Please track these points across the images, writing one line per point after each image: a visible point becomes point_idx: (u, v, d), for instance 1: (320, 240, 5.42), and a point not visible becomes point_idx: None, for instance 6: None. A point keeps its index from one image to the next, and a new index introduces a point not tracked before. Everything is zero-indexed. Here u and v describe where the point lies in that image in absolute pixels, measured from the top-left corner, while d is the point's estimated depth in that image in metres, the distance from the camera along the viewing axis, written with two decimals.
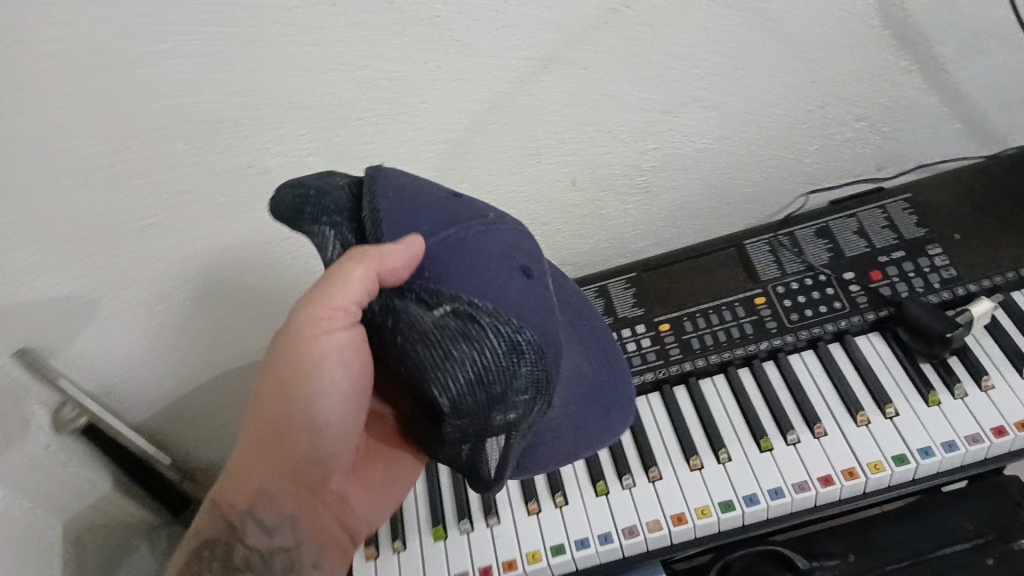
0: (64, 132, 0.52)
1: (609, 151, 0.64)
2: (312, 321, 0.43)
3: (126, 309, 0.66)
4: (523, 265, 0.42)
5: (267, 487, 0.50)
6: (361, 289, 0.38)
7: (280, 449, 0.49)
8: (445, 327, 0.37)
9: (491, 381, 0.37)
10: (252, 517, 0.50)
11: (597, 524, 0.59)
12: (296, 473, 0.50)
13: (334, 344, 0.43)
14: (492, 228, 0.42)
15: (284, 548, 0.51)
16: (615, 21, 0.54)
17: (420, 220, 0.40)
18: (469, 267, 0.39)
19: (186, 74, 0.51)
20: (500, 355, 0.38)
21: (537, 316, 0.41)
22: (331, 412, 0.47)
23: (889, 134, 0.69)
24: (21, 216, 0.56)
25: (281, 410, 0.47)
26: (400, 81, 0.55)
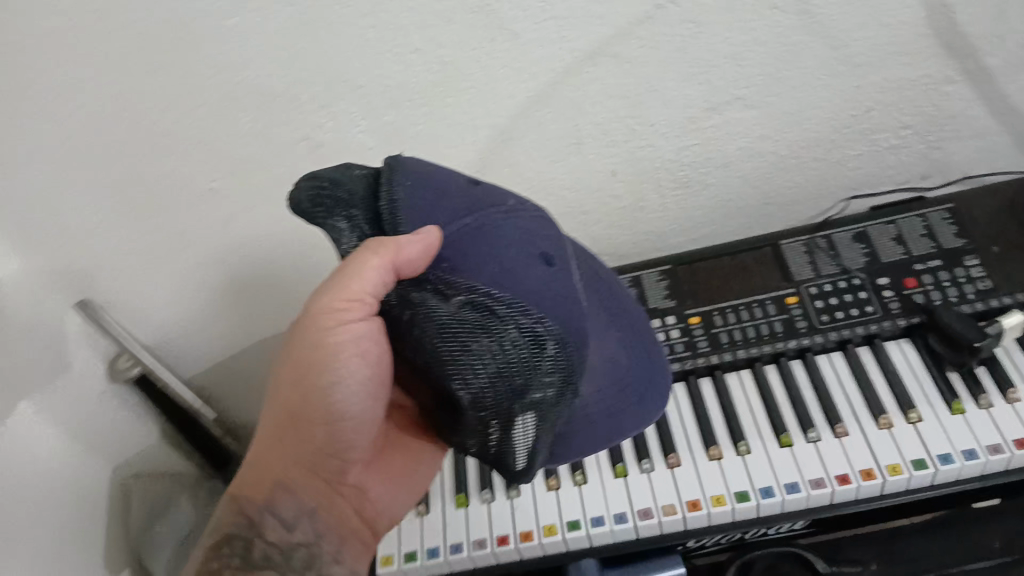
0: (136, 97, 0.55)
1: (651, 144, 0.66)
2: (331, 315, 0.48)
3: (184, 268, 0.70)
4: (544, 251, 0.45)
5: (286, 481, 0.53)
6: (377, 278, 0.43)
7: (301, 440, 0.53)
8: (462, 320, 0.41)
9: (509, 371, 0.41)
10: (271, 510, 0.53)
11: (614, 504, 0.61)
12: (316, 463, 0.54)
13: (350, 333, 0.48)
14: (513, 218, 0.45)
15: (304, 543, 0.53)
16: (661, 17, 0.56)
17: (439, 210, 0.43)
18: (487, 254, 0.42)
19: (250, 49, 0.54)
20: (518, 345, 0.41)
21: (559, 301, 0.43)
22: (348, 398, 0.51)
23: (935, 143, 0.69)
24: (93, 173, 0.60)
25: (303, 399, 0.52)
26: (450, 66, 0.57)
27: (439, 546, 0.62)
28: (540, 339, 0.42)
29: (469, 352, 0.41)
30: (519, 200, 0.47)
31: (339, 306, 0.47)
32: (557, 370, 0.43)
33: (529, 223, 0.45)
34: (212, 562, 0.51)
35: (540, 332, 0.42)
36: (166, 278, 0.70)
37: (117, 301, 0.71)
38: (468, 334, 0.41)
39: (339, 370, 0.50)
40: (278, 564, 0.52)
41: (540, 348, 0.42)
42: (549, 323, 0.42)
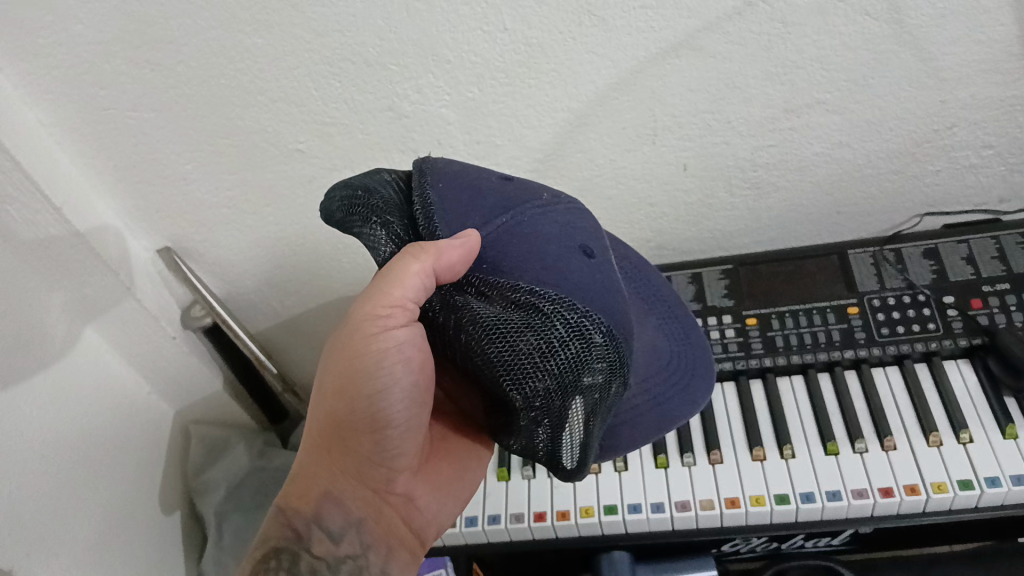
0: (237, 55, 0.58)
1: (725, 142, 0.66)
2: (375, 323, 0.47)
3: (260, 224, 0.73)
4: (583, 244, 0.46)
5: (333, 493, 0.53)
6: (417, 285, 0.42)
7: (346, 452, 0.52)
8: (508, 320, 0.41)
9: (566, 370, 0.42)
10: (318, 523, 0.53)
11: (652, 493, 0.62)
12: (363, 475, 0.53)
13: (395, 341, 0.47)
14: (549, 212, 0.46)
15: (351, 555, 0.53)
16: (750, 14, 0.56)
17: (476, 208, 0.45)
18: (526, 252, 0.43)
19: (347, 15, 0.56)
20: (567, 341, 0.42)
21: (602, 292, 0.44)
22: (392, 407, 0.50)
23: (1017, 166, 0.68)
24: (186, 121, 0.63)
25: (345, 411, 0.51)
26: (536, 46, 0.58)
27: (477, 516, 0.64)
28: (587, 333, 0.42)
29: (520, 355, 0.41)
30: (551, 197, 0.48)
31: (383, 314, 0.46)
32: (604, 364, 0.43)
33: (563, 220, 0.46)
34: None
35: (585, 326, 0.42)
36: (242, 230, 0.73)
37: (195, 246, 0.75)
38: (518, 337, 0.41)
39: (384, 380, 0.49)
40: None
41: (590, 344, 0.42)
42: (596, 314, 0.42)
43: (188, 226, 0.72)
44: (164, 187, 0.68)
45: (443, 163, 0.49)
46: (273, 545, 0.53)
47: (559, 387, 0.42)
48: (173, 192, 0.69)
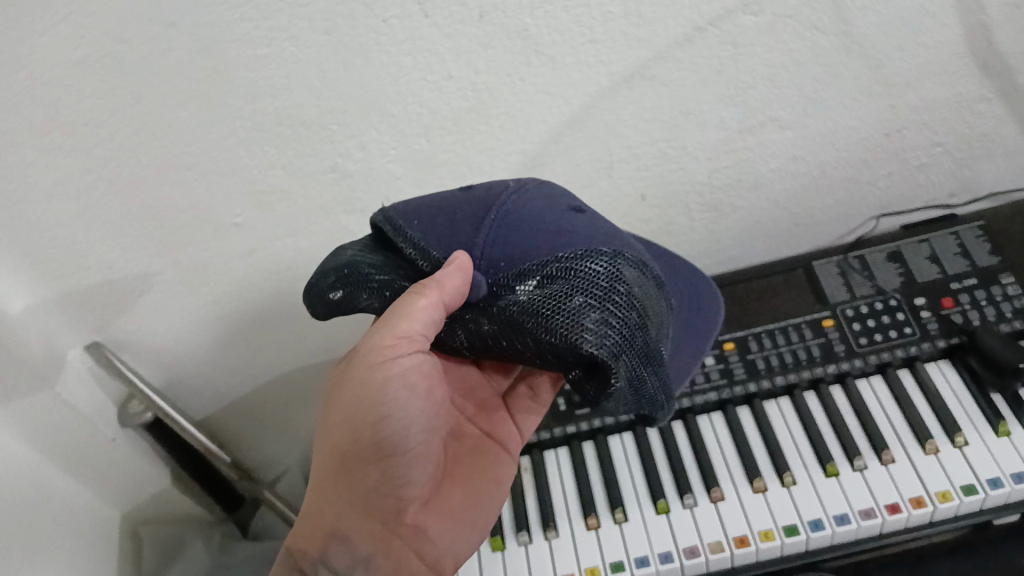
0: (160, 131, 0.53)
1: (681, 167, 0.65)
2: (378, 353, 0.48)
3: (200, 303, 0.68)
4: (569, 209, 0.46)
5: (340, 529, 0.51)
6: (426, 317, 0.42)
7: (353, 483, 0.51)
8: (547, 293, 0.41)
9: (628, 323, 0.41)
10: (325, 562, 0.50)
11: (658, 544, 0.59)
12: (370, 504, 0.51)
13: (401, 368, 0.49)
14: (524, 191, 0.47)
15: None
16: (700, 39, 0.54)
17: (461, 222, 0.45)
18: (528, 232, 0.43)
19: (281, 79, 0.52)
20: (609, 282, 0.41)
21: (611, 239, 0.45)
22: (398, 431, 0.50)
23: (964, 160, 0.69)
24: (111, 206, 0.57)
25: (350, 441, 0.50)
26: (483, 91, 0.55)
27: None
28: (619, 268, 0.42)
29: (588, 318, 0.40)
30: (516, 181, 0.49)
31: (385, 345, 0.47)
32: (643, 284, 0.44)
33: (535, 195, 0.47)
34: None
35: (614, 263, 0.42)
36: (182, 311, 0.68)
37: (129, 334, 0.68)
38: (576, 303, 0.40)
39: (387, 404, 0.49)
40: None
41: (631, 283, 0.43)
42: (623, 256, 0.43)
43: (121, 315, 0.66)
44: (91, 282, 0.62)
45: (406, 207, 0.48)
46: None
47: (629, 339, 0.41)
48: (95, 285, 0.62)
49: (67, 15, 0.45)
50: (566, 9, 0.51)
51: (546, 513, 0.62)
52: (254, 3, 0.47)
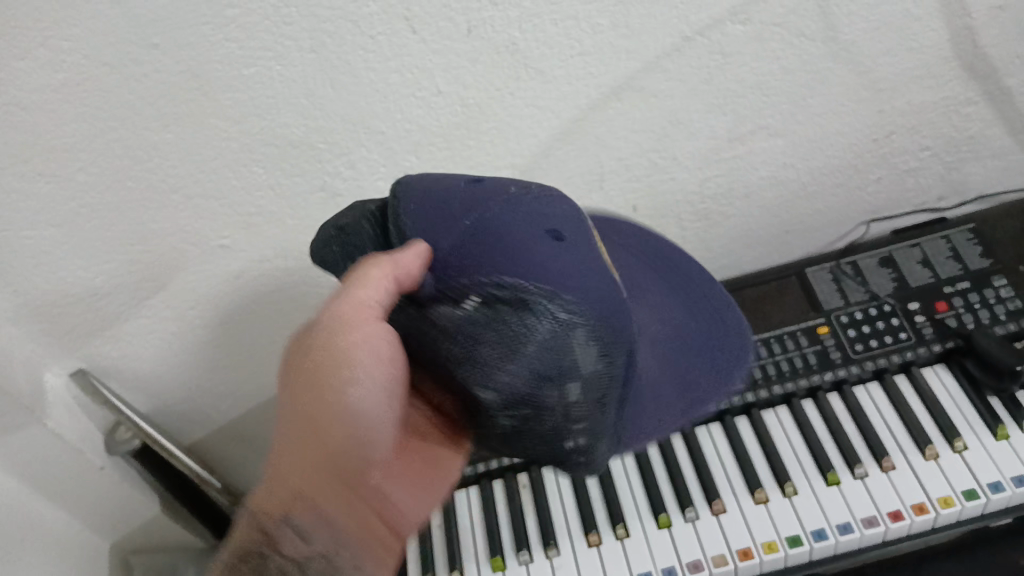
0: (145, 154, 0.52)
1: (672, 177, 0.64)
2: (351, 309, 0.42)
3: (188, 328, 0.67)
4: (548, 228, 0.41)
5: (300, 495, 0.44)
6: (376, 290, 0.40)
7: (314, 449, 0.44)
8: (476, 321, 0.37)
9: (551, 390, 0.38)
10: (289, 523, 0.44)
11: (661, 558, 0.58)
12: (333, 471, 0.44)
13: (379, 328, 0.43)
14: (517, 203, 0.42)
15: (321, 558, 0.45)
16: (689, 49, 0.54)
17: (444, 217, 0.41)
18: (499, 245, 0.39)
19: (267, 99, 0.51)
20: (546, 344, 0.38)
21: (575, 273, 0.40)
22: (366, 399, 0.44)
23: (952, 164, 0.70)
24: (95, 232, 0.56)
25: (314, 403, 0.44)
26: (472, 106, 0.55)
27: None
28: (568, 333, 0.38)
29: (495, 363, 0.37)
30: (523, 186, 0.45)
31: (354, 309, 0.42)
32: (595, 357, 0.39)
33: (519, 209, 0.42)
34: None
35: (568, 326, 0.38)
36: (168, 336, 0.67)
37: (115, 360, 0.67)
38: (496, 344, 0.37)
39: (358, 367, 0.43)
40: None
41: (574, 349, 0.38)
42: (585, 318, 0.39)
43: (105, 341, 0.65)
44: (71, 310, 0.61)
45: (418, 192, 0.44)
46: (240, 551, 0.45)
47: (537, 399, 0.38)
48: (78, 314, 0.61)
49: (44, 39, 0.44)
50: (555, 22, 0.50)
51: (546, 531, 0.61)
52: (238, 23, 0.46)
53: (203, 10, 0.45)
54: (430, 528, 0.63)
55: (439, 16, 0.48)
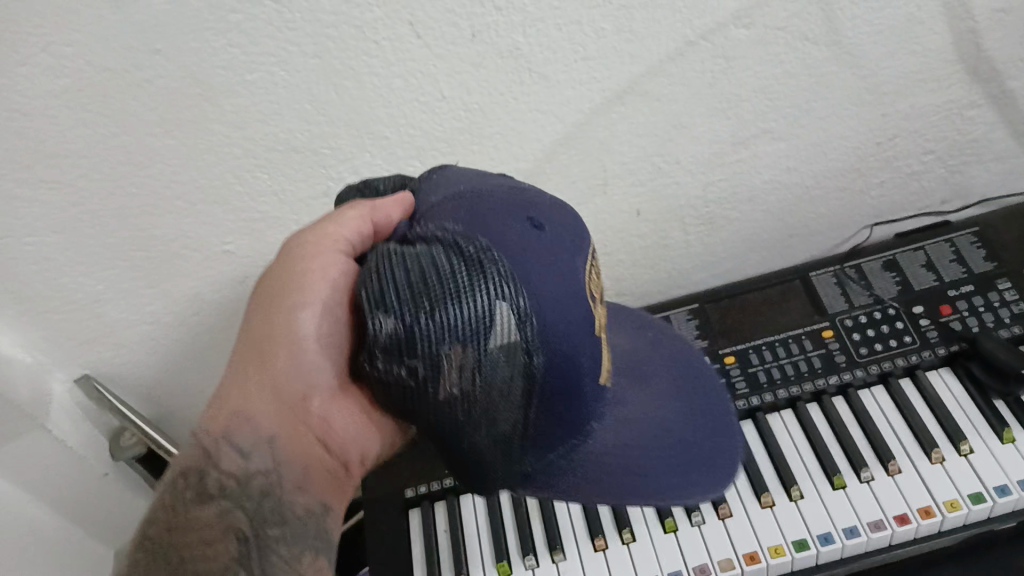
0: (149, 160, 0.52)
1: (676, 182, 0.64)
2: (314, 241, 0.45)
3: (192, 336, 0.67)
4: (533, 216, 0.42)
5: (243, 407, 0.45)
6: (352, 234, 0.45)
7: (263, 366, 0.45)
8: (400, 259, 0.38)
9: (446, 339, 0.36)
10: (228, 440, 0.45)
11: (667, 563, 0.58)
12: (275, 385, 0.45)
13: (328, 262, 0.45)
14: (520, 196, 0.44)
15: (260, 472, 0.44)
16: (692, 54, 0.54)
17: (442, 195, 0.44)
18: (471, 211, 0.42)
19: (270, 105, 0.51)
20: (457, 294, 0.37)
21: (531, 254, 0.40)
22: (313, 322, 0.44)
23: (955, 167, 0.70)
24: (98, 238, 0.56)
25: (268, 323, 0.46)
26: (476, 111, 0.55)
27: None
28: (486, 291, 0.37)
29: (394, 292, 0.36)
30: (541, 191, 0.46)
31: (318, 241, 0.45)
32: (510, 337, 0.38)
33: (518, 195, 0.44)
34: (172, 497, 0.45)
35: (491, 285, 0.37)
36: (171, 344, 0.66)
37: (117, 366, 0.67)
38: (404, 280, 0.37)
39: (308, 290, 0.44)
40: (236, 493, 0.44)
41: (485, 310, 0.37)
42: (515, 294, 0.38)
43: (109, 347, 0.65)
44: (73, 316, 0.61)
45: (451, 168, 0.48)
46: (184, 467, 0.46)
47: (426, 344, 0.36)
48: (81, 320, 0.61)
49: (47, 45, 0.44)
50: (558, 27, 0.50)
51: (552, 536, 0.60)
52: (242, 28, 0.46)
53: (207, 17, 0.45)
54: (434, 531, 0.62)
55: (443, 21, 0.48)
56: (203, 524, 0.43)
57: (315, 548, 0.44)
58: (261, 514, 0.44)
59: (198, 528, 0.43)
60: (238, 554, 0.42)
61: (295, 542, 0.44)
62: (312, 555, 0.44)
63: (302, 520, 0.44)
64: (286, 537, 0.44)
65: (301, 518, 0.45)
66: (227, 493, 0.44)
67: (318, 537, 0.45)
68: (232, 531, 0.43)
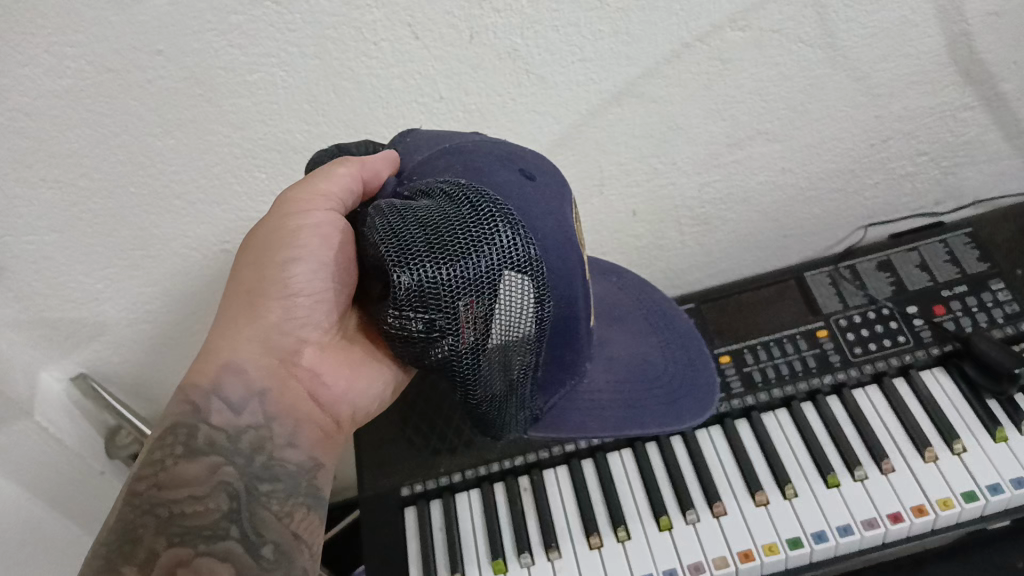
0: (148, 159, 0.52)
1: (672, 182, 0.65)
2: (300, 197, 0.45)
3: (191, 336, 0.67)
4: (523, 167, 0.45)
5: (235, 361, 0.47)
6: (342, 184, 0.44)
7: (255, 320, 0.47)
8: (415, 213, 0.38)
9: (463, 295, 0.37)
10: (218, 394, 0.46)
11: (662, 561, 0.58)
12: (269, 340, 0.47)
13: (316, 219, 0.45)
14: (502, 150, 0.46)
15: (252, 425, 0.46)
16: (688, 55, 0.55)
17: (426, 149, 0.47)
18: (458, 162, 0.44)
19: (270, 104, 0.51)
20: (473, 253, 0.37)
21: (528, 203, 0.42)
22: (309, 278, 0.46)
23: (948, 168, 0.70)
24: (97, 237, 0.56)
25: (259, 279, 0.47)
26: (473, 112, 0.55)
27: None
28: (499, 249, 0.38)
29: (414, 250, 0.36)
30: (517, 149, 0.48)
31: (306, 198, 0.45)
32: (519, 294, 0.39)
33: (504, 151, 0.46)
34: (156, 454, 0.45)
35: (504, 244, 0.38)
36: (169, 343, 0.67)
37: (115, 365, 0.67)
38: (421, 237, 0.36)
39: (304, 247, 0.45)
40: (225, 449, 0.45)
41: (497, 269, 0.38)
42: (521, 251, 0.39)
43: (107, 345, 0.65)
44: (72, 315, 0.61)
45: (424, 133, 0.50)
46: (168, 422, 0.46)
47: (442, 300, 0.36)
48: (80, 319, 0.62)
49: (48, 45, 0.45)
50: (556, 29, 0.51)
51: (548, 534, 0.61)
52: (242, 29, 0.47)
53: (207, 17, 0.46)
54: (430, 529, 0.63)
55: (441, 23, 0.49)
56: (194, 478, 0.43)
57: (303, 504, 0.46)
58: (252, 470, 0.45)
59: (190, 482, 0.43)
60: (230, 509, 0.43)
61: (286, 497, 0.45)
62: (303, 511, 0.46)
63: (293, 474, 0.46)
64: (277, 493, 0.45)
65: (293, 472, 0.46)
66: (218, 447, 0.45)
67: (307, 491, 0.46)
68: (223, 486, 0.43)
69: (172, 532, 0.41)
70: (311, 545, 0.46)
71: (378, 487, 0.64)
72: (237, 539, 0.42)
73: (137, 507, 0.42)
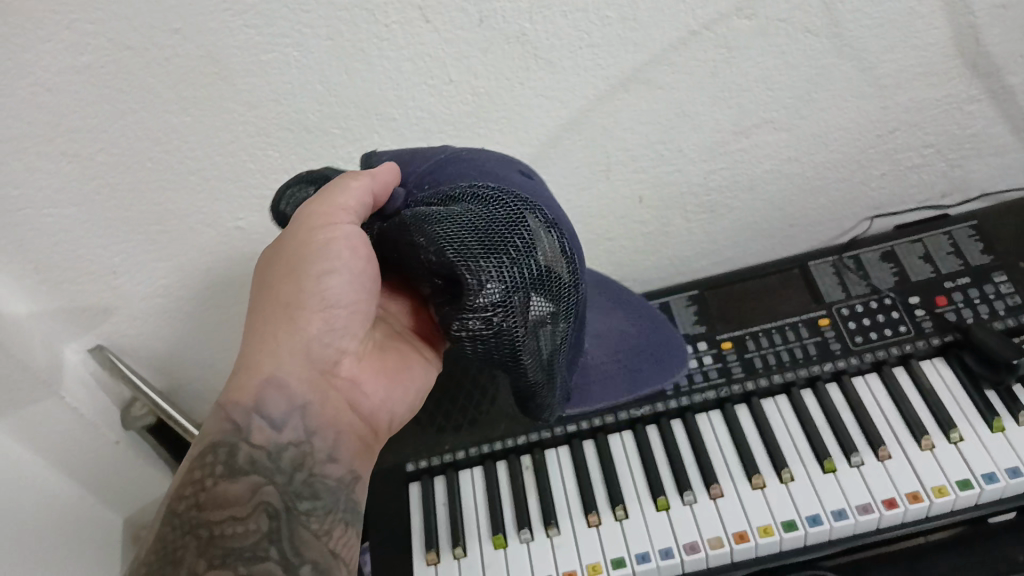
0: (166, 136, 0.54)
1: (678, 169, 0.66)
2: (316, 216, 0.46)
3: (206, 311, 0.68)
4: (523, 170, 0.46)
5: (276, 376, 0.48)
6: (356, 199, 0.45)
7: (293, 335, 0.48)
8: (468, 220, 0.38)
9: (531, 295, 0.39)
10: (259, 411, 0.47)
11: (658, 540, 0.59)
12: (310, 353, 0.48)
13: (345, 232, 0.46)
14: (503, 158, 0.48)
15: (295, 442, 0.47)
16: (695, 43, 0.55)
17: (431, 157, 0.49)
18: (465, 166, 0.46)
19: (285, 85, 0.52)
20: (533, 254, 0.38)
21: (546, 200, 0.43)
22: (342, 289, 0.47)
23: (955, 161, 0.71)
24: (116, 212, 0.58)
25: (293, 293, 0.47)
26: (483, 95, 0.56)
27: None
28: (546, 246, 0.40)
29: (485, 258, 0.37)
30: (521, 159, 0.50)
31: (330, 213, 0.46)
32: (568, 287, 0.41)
33: (505, 159, 0.48)
34: (196, 473, 0.46)
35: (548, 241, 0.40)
36: (183, 317, 0.68)
37: (133, 340, 0.69)
38: (486, 243, 0.38)
39: (337, 260, 0.46)
40: (266, 468, 0.47)
41: (552, 265, 0.39)
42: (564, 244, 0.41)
43: (121, 323, 0.67)
44: (89, 286, 0.63)
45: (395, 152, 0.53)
46: (207, 441, 0.47)
47: (517, 301, 0.38)
48: (98, 292, 0.63)
49: (69, 22, 0.46)
50: (564, 14, 0.52)
51: (547, 511, 0.62)
52: (258, 10, 0.48)
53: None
54: (433, 505, 0.64)
55: (451, 6, 0.50)
56: (235, 498, 0.45)
57: (342, 521, 0.47)
58: (293, 489, 0.46)
59: (230, 504, 0.45)
60: (270, 529, 0.44)
61: (324, 515, 0.47)
62: (341, 529, 0.47)
63: (333, 489, 0.48)
64: (316, 512, 0.46)
65: (332, 486, 0.48)
66: (259, 466, 0.46)
67: (346, 506, 0.48)
68: (264, 506, 0.45)
69: (212, 554, 0.43)
70: (349, 561, 0.47)
71: (386, 463, 0.66)
72: (276, 560, 0.44)
73: (179, 527, 0.44)
